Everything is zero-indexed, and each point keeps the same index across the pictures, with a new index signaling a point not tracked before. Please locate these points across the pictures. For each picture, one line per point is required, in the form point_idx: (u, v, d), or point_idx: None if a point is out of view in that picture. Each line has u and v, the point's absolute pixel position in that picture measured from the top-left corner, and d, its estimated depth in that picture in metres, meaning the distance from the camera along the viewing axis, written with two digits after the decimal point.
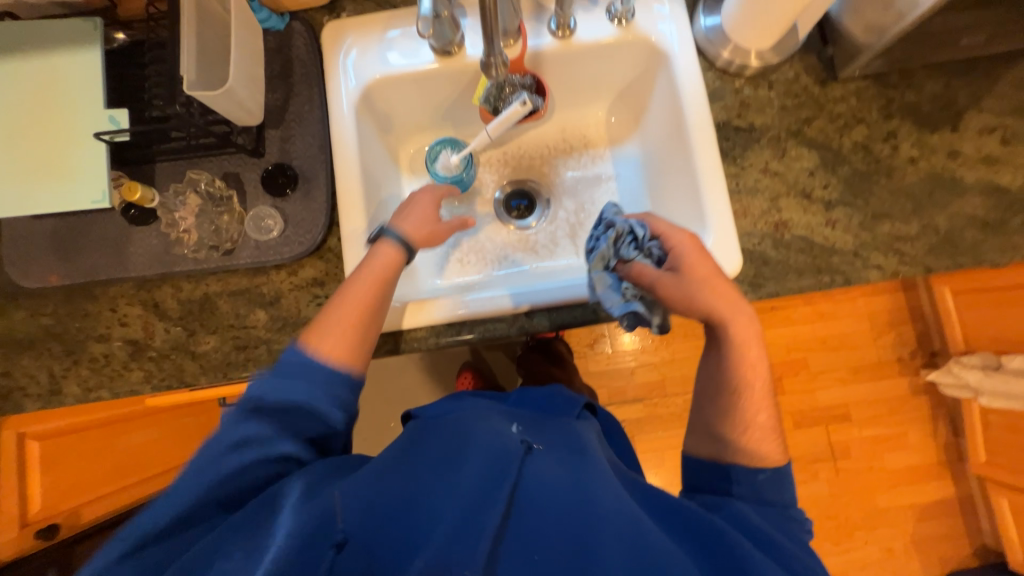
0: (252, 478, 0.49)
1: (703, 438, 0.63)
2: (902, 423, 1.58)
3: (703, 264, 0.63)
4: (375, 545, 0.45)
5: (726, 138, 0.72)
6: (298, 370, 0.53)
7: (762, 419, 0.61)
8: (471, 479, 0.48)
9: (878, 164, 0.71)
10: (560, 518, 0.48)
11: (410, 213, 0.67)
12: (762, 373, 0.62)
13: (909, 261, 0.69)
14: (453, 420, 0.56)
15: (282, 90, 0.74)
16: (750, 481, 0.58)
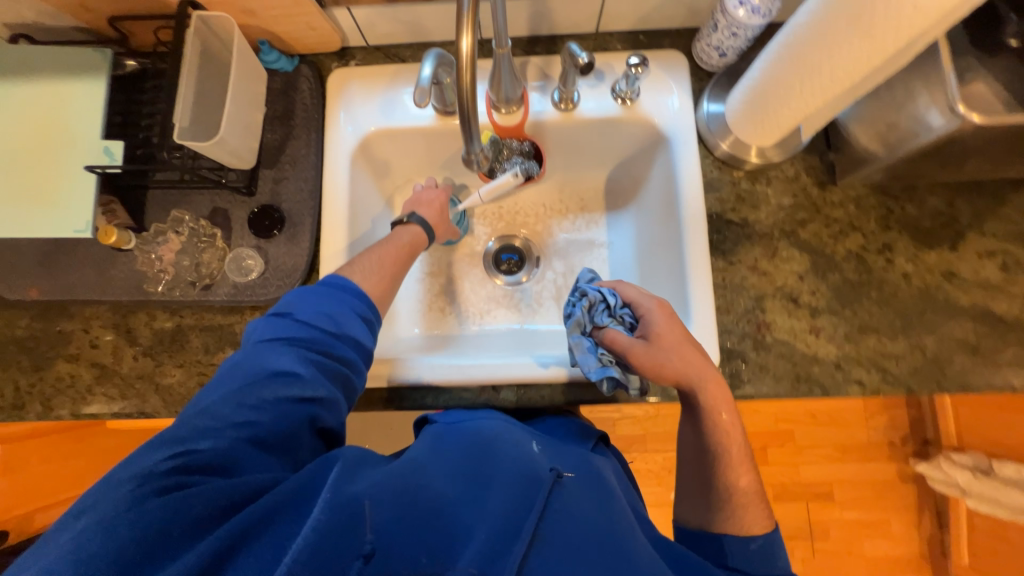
0: (286, 417, 0.48)
1: (692, 505, 0.60)
2: (886, 510, 1.53)
3: (670, 328, 0.62)
4: (407, 551, 0.42)
5: (717, 230, 0.72)
6: (342, 292, 0.58)
7: (744, 484, 0.57)
8: (499, 501, 0.46)
9: (870, 276, 0.69)
10: (588, 549, 0.44)
11: (429, 202, 0.73)
12: (737, 439, 0.59)
13: (892, 380, 0.66)
14: (476, 429, 0.56)
15: (282, 131, 0.75)
16: (744, 551, 0.55)
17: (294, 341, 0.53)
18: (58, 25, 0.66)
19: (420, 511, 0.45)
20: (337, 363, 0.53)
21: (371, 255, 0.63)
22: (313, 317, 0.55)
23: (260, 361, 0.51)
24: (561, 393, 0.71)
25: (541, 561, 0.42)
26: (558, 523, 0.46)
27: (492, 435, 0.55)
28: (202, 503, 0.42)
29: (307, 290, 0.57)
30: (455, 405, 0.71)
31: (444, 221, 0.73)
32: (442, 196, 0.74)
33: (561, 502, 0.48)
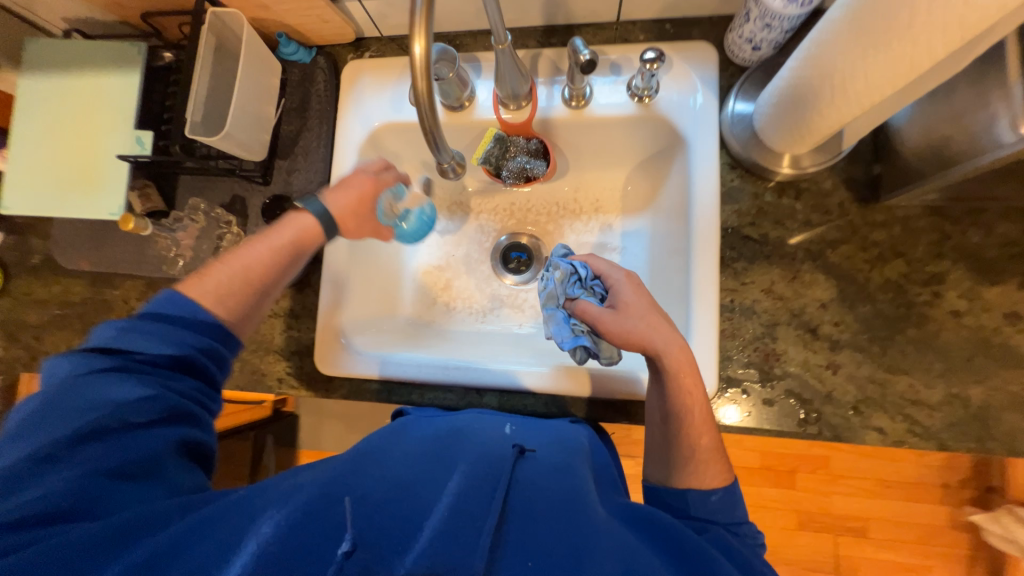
0: (130, 451, 0.45)
1: (658, 462, 0.56)
2: (929, 555, 1.39)
3: (637, 296, 0.60)
4: (384, 535, 0.41)
5: (732, 246, 0.65)
6: (179, 319, 0.50)
7: (706, 441, 0.54)
8: (462, 480, 0.45)
9: (910, 310, 0.60)
10: (554, 534, 0.42)
11: (344, 190, 0.62)
12: (701, 400, 0.55)
13: (920, 432, 0.58)
14: (445, 424, 0.57)
15: (297, 122, 0.77)
16: (705, 505, 0.52)
17: (131, 376, 0.47)
18: (104, 18, 0.72)
19: (383, 494, 0.44)
20: (193, 390, 0.50)
21: (228, 267, 0.55)
22: (149, 348, 0.49)
23: (89, 399, 0.45)
24: (544, 404, 0.72)
25: (515, 537, 0.41)
26: (524, 500, 0.45)
27: (453, 429, 0.55)
28: (44, 561, 0.39)
29: (146, 318, 0.50)
30: (438, 404, 0.73)
31: (356, 215, 0.62)
32: (365, 183, 0.63)
33: (523, 477, 0.47)
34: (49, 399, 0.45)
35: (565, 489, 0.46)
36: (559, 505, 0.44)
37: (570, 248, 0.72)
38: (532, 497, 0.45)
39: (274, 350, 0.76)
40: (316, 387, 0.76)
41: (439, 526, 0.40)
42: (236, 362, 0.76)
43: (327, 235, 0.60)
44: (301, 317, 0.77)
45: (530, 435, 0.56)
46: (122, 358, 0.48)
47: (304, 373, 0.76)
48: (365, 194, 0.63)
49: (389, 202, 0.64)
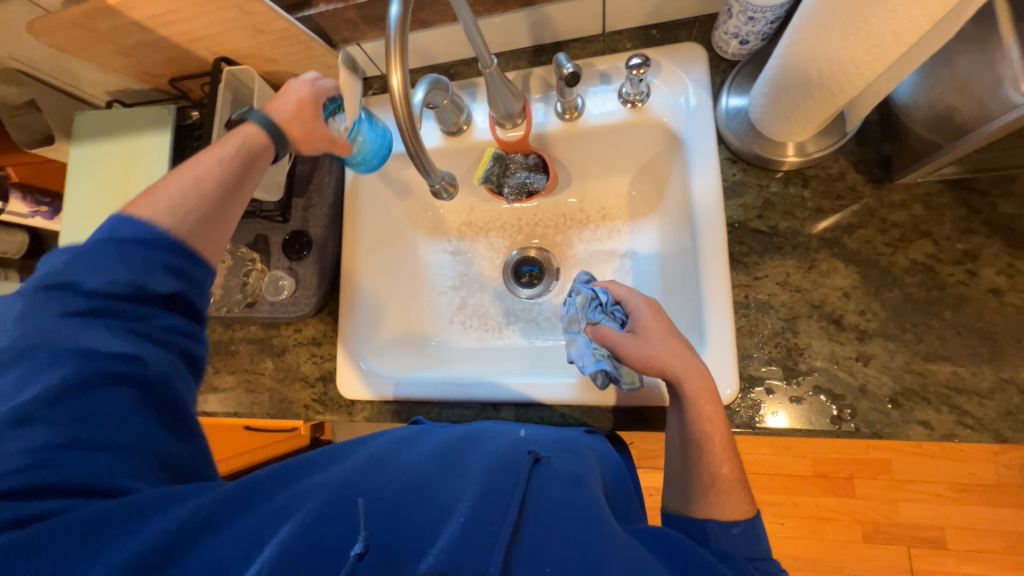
0: (109, 402, 0.45)
1: (676, 490, 0.56)
2: (1020, 566, 1.24)
3: (658, 322, 0.60)
4: (398, 539, 0.41)
5: (741, 241, 0.63)
6: (140, 242, 0.49)
7: (726, 471, 0.53)
8: (471, 490, 0.45)
9: (943, 292, 0.56)
10: (568, 543, 0.41)
11: (284, 98, 0.62)
12: (719, 428, 0.54)
13: (972, 423, 0.53)
14: (460, 430, 0.56)
15: (310, 161, 0.84)
16: (726, 536, 0.51)
17: (97, 312, 0.47)
18: (140, 87, 0.81)
19: (395, 498, 0.44)
20: (170, 325, 0.50)
21: (182, 180, 0.54)
22: (110, 284, 0.47)
23: (57, 341, 0.45)
24: (561, 416, 0.71)
25: (531, 541, 0.41)
26: (539, 509, 0.44)
27: (466, 433, 0.55)
28: (57, 535, 0.39)
29: (100, 248, 0.48)
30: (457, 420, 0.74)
31: (300, 119, 0.62)
32: (302, 89, 0.63)
33: (539, 484, 0.46)
34: (16, 340, 0.45)
35: (579, 501, 0.45)
36: (573, 517, 0.44)
37: (591, 274, 0.73)
38: (548, 505, 0.44)
39: (299, 379, 0.79)
40: (340, 411, 0.78)
41: (456, 535, 0.40)
42: (265, 392, 0.80)
43: (273, 144, 0.60)
44: (323, 343, 0.80)
45: (542, 441, 0.55)
46: (81, 295, 0.46)
47: (328, 398, 0.78)
48: (307, 102, 0.63)
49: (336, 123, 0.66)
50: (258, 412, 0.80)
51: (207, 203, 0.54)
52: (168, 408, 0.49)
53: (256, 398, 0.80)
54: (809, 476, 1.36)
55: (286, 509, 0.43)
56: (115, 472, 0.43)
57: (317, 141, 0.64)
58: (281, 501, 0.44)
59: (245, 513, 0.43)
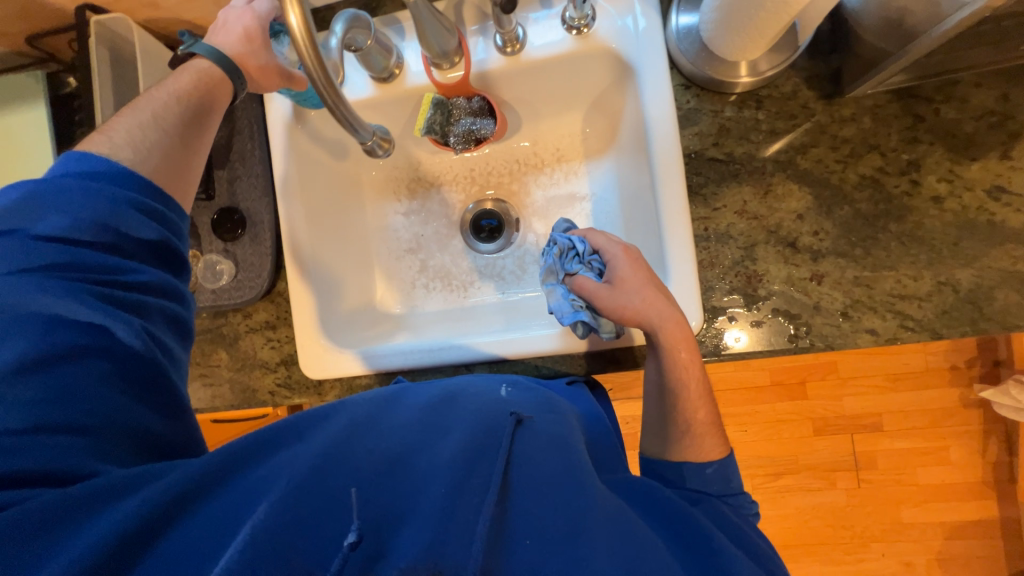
0: (82, 368, 0.42)
1: (656, 435, 0.59)
2: (944, 437, 1.42)
3: (635, 272, 0.59)
4: (385, 520, 0.41)
5: (698, 171, 0.62)
6: (104, 184, 0.47)
7: (702, 416, 0.57)
8: (452, 453, 0.45)
9: (889, 205, 0.57)
10: (556, 516, 0.42)
11: (229, 29, 0.58)
12: (696, 376, 0.57)
13: (913, 325, 0.57)
14: (438, 386, 0.56)
15: (226, 127, 0.74)
16: (700, 476, 0.55)
17: (66, 266, 0.44)
18: None
19: (371, 470, 0.43)
20: (152, 277, 0.48)
21: (132, 116, 0.52)
22: (76, 229, 0.45)
23: (15, 300, 0.42)
24: (535, 367, 0.71)
25: (523, 509, 0.43)
26: (523, 473, 0.45)
27: (445, 393, 0.54)
28: (39, 517, 0.36)
29: (58, 190, 0.45)
30: None
31: (252, 51, 0.58)
32: (245, 16, 0.58)
33: (523, 446, 0.47)
34: None
35: (565, 461, 0.47)
36: (558, 477, 0.45)
37: (572, 222, 0.71)
38: (531, 467, 0.46)
39: (258, 366, 0.74)
40: (308, 393, 0.74)
41: (441, 509, 0.41)
42: (225, 383, 0.75)
43: (228, 77, 0.57)
44: (277, 326, 0.74)
45: (524, 398, 0.56)
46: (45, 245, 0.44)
47: (293, 381, 0.74)
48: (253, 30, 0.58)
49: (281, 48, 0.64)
50: (220, 404, 0.75)
51: (166, 139, 0.52)
52: (150, 381, 0.46)
53: (215, 391, 0.75)
54: (766, 385, 1.49)
55: (264, 482, 0.41)
56: (85, 455, 0.40)
57: (275, 76, 0.61)
58: (267, 470, 0.42)
59: (233, 481, 0.42)
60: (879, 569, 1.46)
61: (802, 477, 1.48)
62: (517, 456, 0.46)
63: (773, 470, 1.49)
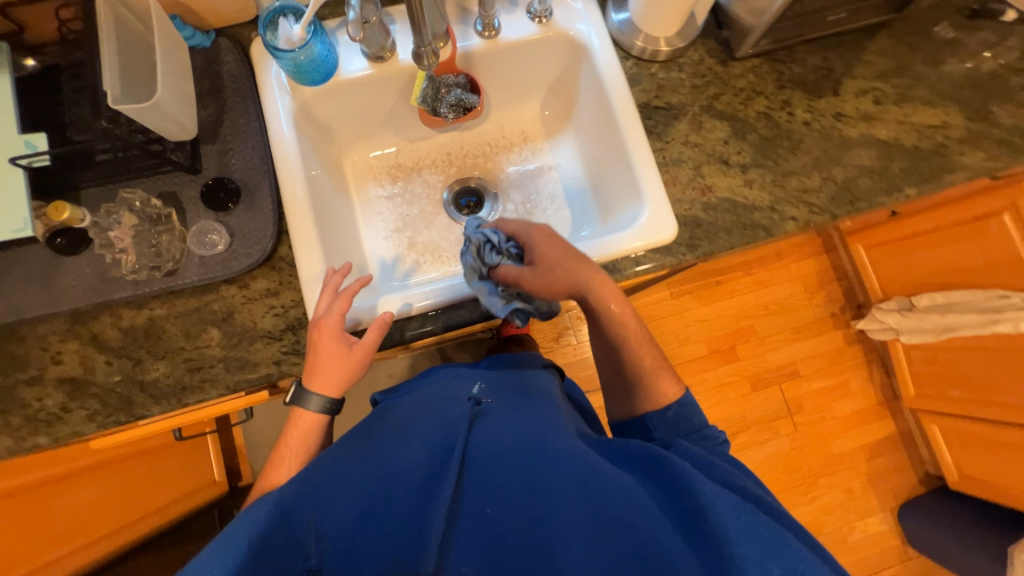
0: None
1: (620, 400, 0.72)
2: (843, 372, 1.73)
3: (551, 248, 0.66)
4: (363, 524, 0.53)
5: (649, 117, 0.80)
6: None
7: (648, 360, 0.69)
8: (424, 446, 0.59)
9: (780, 130, 0.80)
10: (512, 483, 0.55)
11: (316, 358, 0.64)
12: (632, 325, 0.68)
13: (817, 210, 0.77)
14: (410, 397, 0.70)
15: (214, 106, 0.74)
16: (664, 420, 0.68)
17: None
18: None
19: (356, 468, 0.57)
20: None
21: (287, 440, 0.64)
22: None
23: None
24: None
25: (478, 482, 0.56)
26: (483, 448, 0.59)
27: (419, 395, 0.70)
28: None
29: None
30: (454, 324, 0.74)
31: (337, 371, 0.64)
32: (327, 346, 0.64)
33: (484, 425, 0.62)
34: None
35: (531, 437, 0.60)
36: (517, 448, 0.58)
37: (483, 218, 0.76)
38: (485, 443, 0.59)
39: (259, 337, 0.69)
40: None
41: (416, 503, 0.54)
42: (216, 364, 0.68)
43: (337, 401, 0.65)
44: (281, 292, 0.70)
45: (495, 391, 0.70)
46: None
47: (303, 346, 0.69)
48: (335, 347, 0.64)
49: (286, 33, 0.68)
50: (211, 391, 0.68)
51: None
52: None
53: (205, 374, 0.68)
54: (706, 354, 1.71)
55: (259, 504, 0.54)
56: None
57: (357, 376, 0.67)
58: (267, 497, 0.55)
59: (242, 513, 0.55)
60: (830, 502, 1.65)
61: (751, 431, 1.68)
62: (477, 435, 0.60)
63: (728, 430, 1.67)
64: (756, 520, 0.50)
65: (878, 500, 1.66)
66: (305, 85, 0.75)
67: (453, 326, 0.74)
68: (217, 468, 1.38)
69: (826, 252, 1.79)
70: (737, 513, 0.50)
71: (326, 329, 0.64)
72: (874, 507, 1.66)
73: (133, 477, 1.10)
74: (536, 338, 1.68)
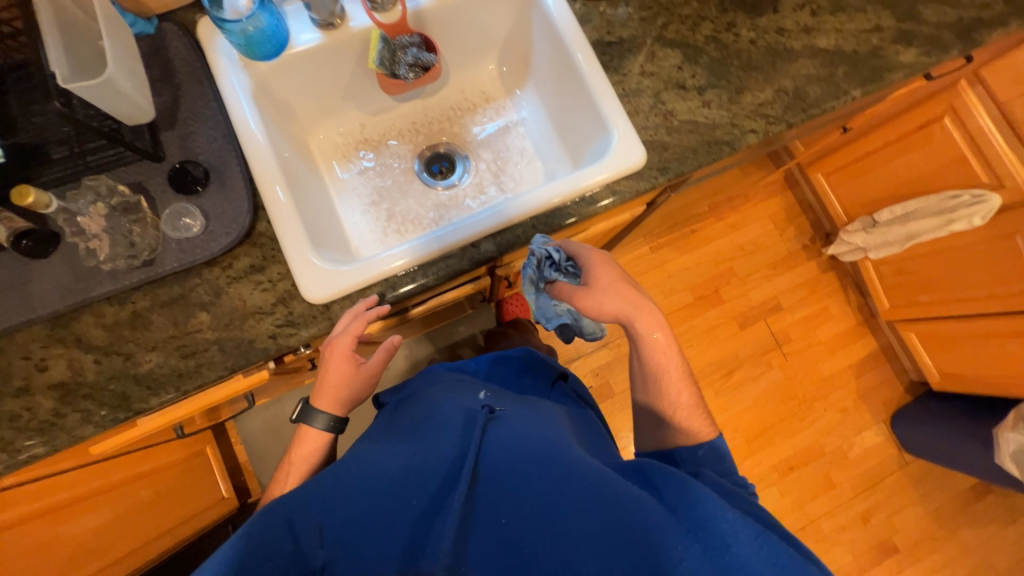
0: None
1: (650, 431, 0.73)
2: (822, 299, 1.80)
3: (606, 272, 0.66)
4: (362, 538, 0.52)
5: (604, 53, 0.82)
6: None
7: (685, 399, 0.71)
8: (437, 459, 0.60)
9: (728, 50, 0.83)
10: (525, 493, 0.55)
11: (325, 378, 0.69)
12: (673, 358, 0.70)
13: (774, 121, 0.81)
14: (420, 415, 0.71)
15: (168, 92, 0.72)
16: (695, 458, 0.67)
17: None
18: None
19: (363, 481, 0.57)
20: None
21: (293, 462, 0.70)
22: None
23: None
24: (533, 227, 0.76)
25: (491, 490, 0.56)
26: (496, 457, 0.59)
27: (426, 410, 0.71)
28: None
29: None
30: (446, 273, 0.73)
31: (344, 389, 0.70)
32: (341, 367, 0.68)
33: (494, 434, 0.62)
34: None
35: (545, 446, 0.61)
36: (528, 455, 0.59)
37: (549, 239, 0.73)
38: (501, 452, 0.60)
39: (251, 314, 0.68)
40: (316, 323, 0.69)
41: (425, 511, 0.54)
42: (210, 347, 0.67)
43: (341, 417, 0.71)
44: (266, 267, 0.70)
45: (504, 404, 0.72)
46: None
47: (296, 316, 0.69)
48: (348, 368, 0.69)
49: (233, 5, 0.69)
50: (209, 374, 0.67)
51: None
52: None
53: (200, 358, 0.66)
54: (692, 301, 1.76)
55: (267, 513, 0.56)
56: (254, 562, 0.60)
57: (366, 391, 0.73)
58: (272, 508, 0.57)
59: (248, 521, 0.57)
60: (828, 423, 1.72)
61: (745, 368, 1.74)
62: (489, 442, 0.61)
63: (724, 369, 1.72)
64: (777, 554, 0.49)
65: (872, 413, 1.75)
66: (258, 60, 0.74)
67: (446, 277, 0.73)
68: (224, 485, 1.34)
69: (789, 188, 1.86)
70: (758, 546, 0.48)
71: (343, 352, 0.67)
72: (868, 420, 1.74)
73: (138, 500, 1.07)
74: None
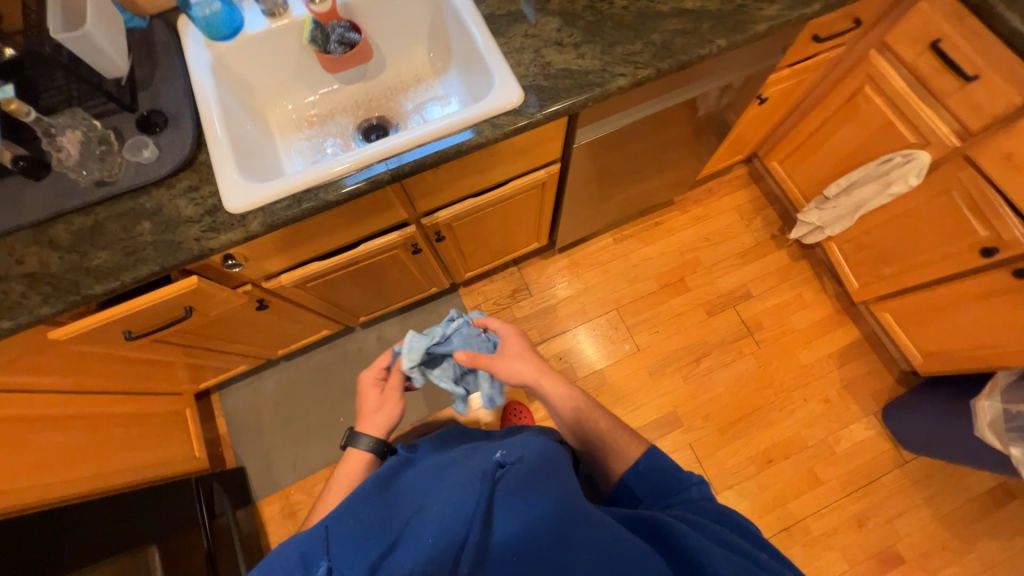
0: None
1: (602, 468, 0.78)
2: (795, 286, 1.77)
3: (515, 344, 0.92)
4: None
5: (494, 23, 0.98)
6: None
7: (606, 425, 0.82)
8: (450, 504, 0.58)
9: (602, 15, 0.97)
10: (534, 541, 0.54)
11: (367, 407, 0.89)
12: (581, 400, 0.85)
13: (643, 66, 0.92)
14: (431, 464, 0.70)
15: (149, 65, 0.94)
16: (637, 475, 0.73)
17: None
18: None
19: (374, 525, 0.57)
20: None
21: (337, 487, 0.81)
22: None
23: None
24: (423, 156, 0.87)
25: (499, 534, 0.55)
26: (504, 502, 0.58)
27: (439, 466, 0.69)
28: None
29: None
30: (344, 194, 0.85)
31: (379, 410, 0.88)
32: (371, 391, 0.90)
33: (504, 481, 0.61)
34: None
35: (550, 489, 0.59)
36: (535, 501, 0.58)
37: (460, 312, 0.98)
38: (507, 496, 0.58)
39: (182, 222, 0.83)
40: (233, 228, 0.83)
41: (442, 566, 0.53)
42: (147, 247, 0.82)
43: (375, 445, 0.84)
44: (200, 187, 0.85)
45: (515, 451, 0.68)
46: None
47: (218, 223, 0.83)
48: (377, 396, 0.90)
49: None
50: (144, 267, 0.81)
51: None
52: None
53: (138, 255, 0.81)
54: (657, 289, 1.78)
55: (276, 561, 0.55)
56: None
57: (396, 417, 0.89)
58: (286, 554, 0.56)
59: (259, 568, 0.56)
60: (809, 414, 1.62)
61: (715, 354, 1.70)
62: (501, 487, 0.60)
63: (692, 355, 1.70)
64: None
65: (860, 406, 1.63)
66: (218, 40, 0.96)
67: (344, 196, 0.85)
68: (197, 444, 1.49)
69: (755, 181, 1.91)
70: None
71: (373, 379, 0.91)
72: (855, 413, 1.62)
73: (108, 434, 1.19)
74: (490, 297, 1.78)
